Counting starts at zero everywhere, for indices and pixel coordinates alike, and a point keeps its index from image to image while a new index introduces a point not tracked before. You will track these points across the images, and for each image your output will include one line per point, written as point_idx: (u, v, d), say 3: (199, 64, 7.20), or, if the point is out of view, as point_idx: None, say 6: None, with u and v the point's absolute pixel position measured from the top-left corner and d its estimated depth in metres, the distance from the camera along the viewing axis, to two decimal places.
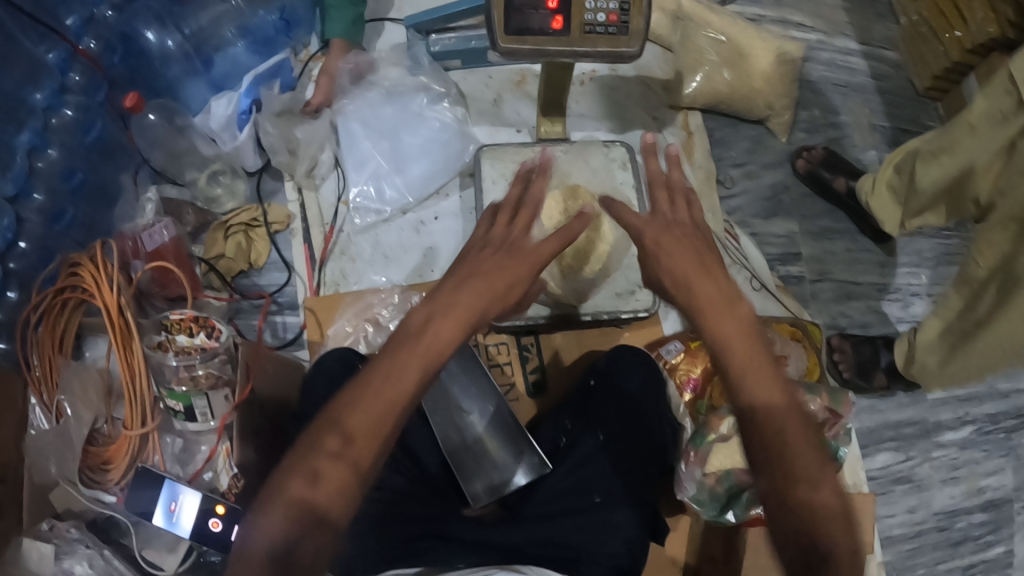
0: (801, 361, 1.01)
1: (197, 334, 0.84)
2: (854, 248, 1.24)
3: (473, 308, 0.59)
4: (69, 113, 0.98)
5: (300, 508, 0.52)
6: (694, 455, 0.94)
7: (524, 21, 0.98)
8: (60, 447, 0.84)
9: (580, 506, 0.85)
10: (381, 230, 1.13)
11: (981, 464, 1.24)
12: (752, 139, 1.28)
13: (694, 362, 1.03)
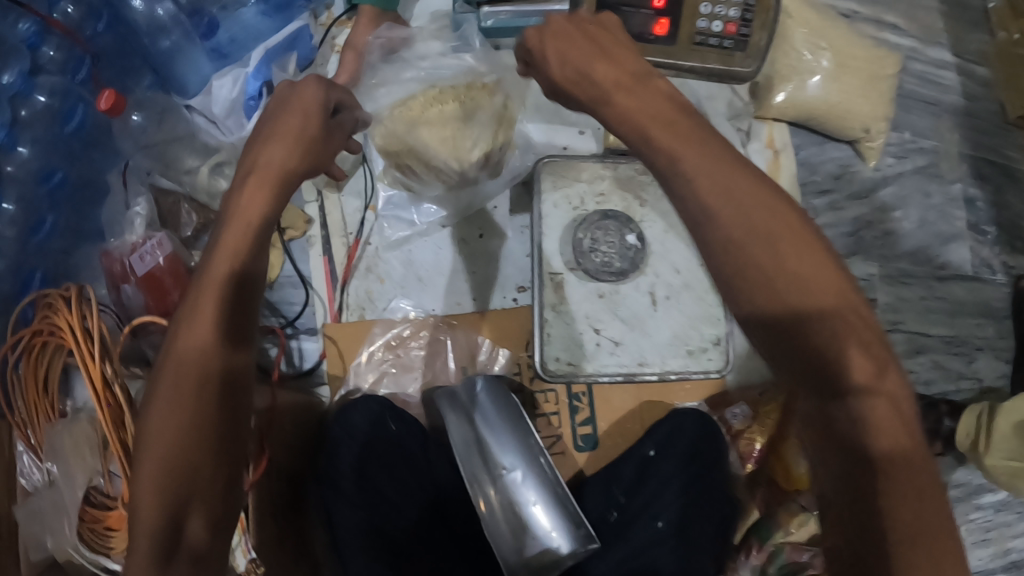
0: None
1: None
2: (926, 297, 1.13)
3: (262, 215, 0.53)
4: (43, 101, 0.82)
5: (162, 512, 0.49)
6: (757, 549, 0.89)
7: (622, 21, 0.79)
8: (57, 511, 0.78)
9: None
10: (415, 247, 0.97)
11: (1014, 527, 1.20)
12: (839, 162, 1.09)
13: (762, 432, 0.91)
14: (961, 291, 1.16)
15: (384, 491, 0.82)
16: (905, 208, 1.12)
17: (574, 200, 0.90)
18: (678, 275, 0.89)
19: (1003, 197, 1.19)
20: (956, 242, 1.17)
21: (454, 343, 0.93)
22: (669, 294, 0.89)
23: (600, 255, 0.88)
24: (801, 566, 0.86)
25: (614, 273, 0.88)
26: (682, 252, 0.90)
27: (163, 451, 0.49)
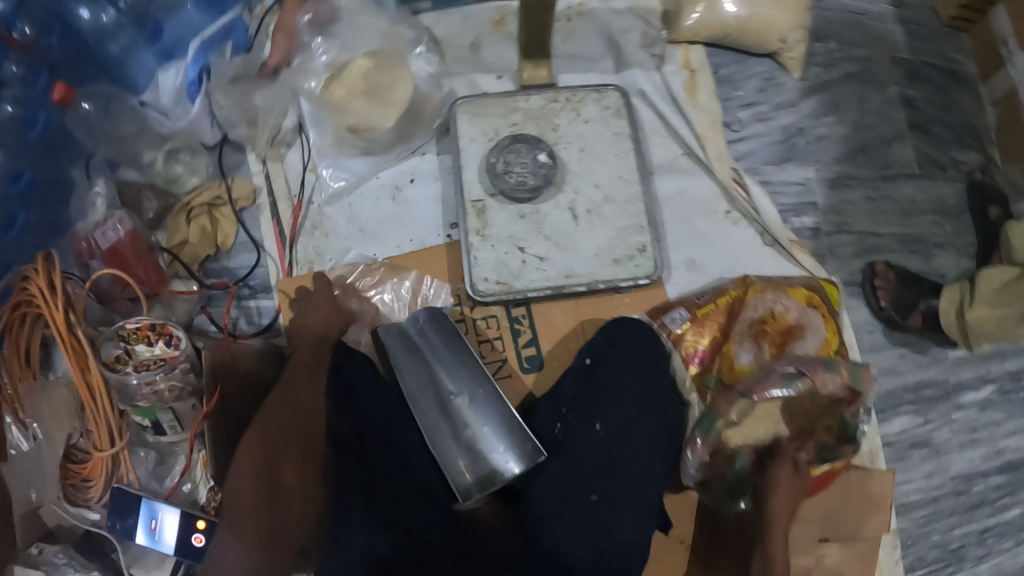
0: (819, 333, 0.90)
1: (155, 343, 0.77)
2: (874, 197, 1.12)
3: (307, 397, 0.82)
4: (9, 108, 0.88)
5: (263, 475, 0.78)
6: (701, 444, 0.85)
7: None
8: (39, 473, 0.83)
9: (581, 508, 0.77)
10: (355, 200, 1.01)
11: (1002, 425, 1.18)
12: (764, 76, 1.10)
13: (701, 332, 0.93)
14: (912, 190, 1.15)
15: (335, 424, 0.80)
16: (840, 110, 1.13)
17: (495, 136, 0.94)
18: (597, 189, 0.92)
19: (948, 97, 1.21)
20: (898, 142, 1.16)
21: (397, 284, 0.98)
22: (591, 208, 0.92)
23: (515, 175, 0.91)
24: (759, 466, 0.86)
25: (532, 192, 0.91)
26: (600, 169, 0.93)
27: (274, 421, 0.80)
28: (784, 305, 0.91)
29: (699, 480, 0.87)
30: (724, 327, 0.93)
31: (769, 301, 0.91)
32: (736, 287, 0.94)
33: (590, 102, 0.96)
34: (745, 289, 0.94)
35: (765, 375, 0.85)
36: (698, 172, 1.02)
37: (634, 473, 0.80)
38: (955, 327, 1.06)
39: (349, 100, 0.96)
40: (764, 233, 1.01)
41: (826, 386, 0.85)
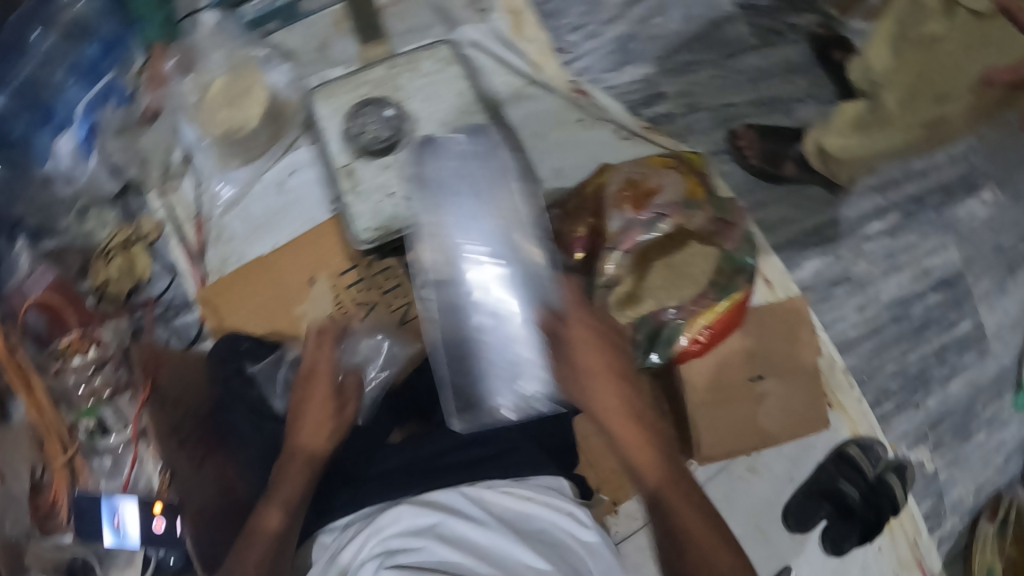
0: (678, 184, 0.95)
1: (87, 350, 0.99)
2: (719, 73, 1.19)
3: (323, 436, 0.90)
4: None
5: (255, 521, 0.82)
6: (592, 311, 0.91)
7: None
8: (9, 504, 0.89)
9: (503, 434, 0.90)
10: (245, 202, 1.09)
11: (921, 246, 1.21)
12: (587, 0, 1.17)
13: (574, 222, 0.97)
14: (756, 60, 1.21)
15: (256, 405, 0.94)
16: (665, 11, 1.21)
17: (345, 108, 1.02)
18: (444, 127, 1.01)
19: None
20: (731, 22, 1.22)
21: (298, 266, 1.05)
22: (444, 144, 1.00)
23: (370, 133, 1.00)
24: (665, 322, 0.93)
25: (389, 145, 1.00)
26: (443, 110, 1.02)
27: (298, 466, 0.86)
28: (640, 172, 0.96)
29: None
30: (595, 212, 0.96)
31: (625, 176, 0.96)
32: (595, 175, 0.99)
33: (424, 59, 1.04)
34: (603, 174, 0.99)
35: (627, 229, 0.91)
36: (542, 95, 1.11)
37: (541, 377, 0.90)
38: (818, 158, 1.11)
39: (213, 108, 1.04)
40: (619, 129, 1.10)
41: (693, 222, 0.94)
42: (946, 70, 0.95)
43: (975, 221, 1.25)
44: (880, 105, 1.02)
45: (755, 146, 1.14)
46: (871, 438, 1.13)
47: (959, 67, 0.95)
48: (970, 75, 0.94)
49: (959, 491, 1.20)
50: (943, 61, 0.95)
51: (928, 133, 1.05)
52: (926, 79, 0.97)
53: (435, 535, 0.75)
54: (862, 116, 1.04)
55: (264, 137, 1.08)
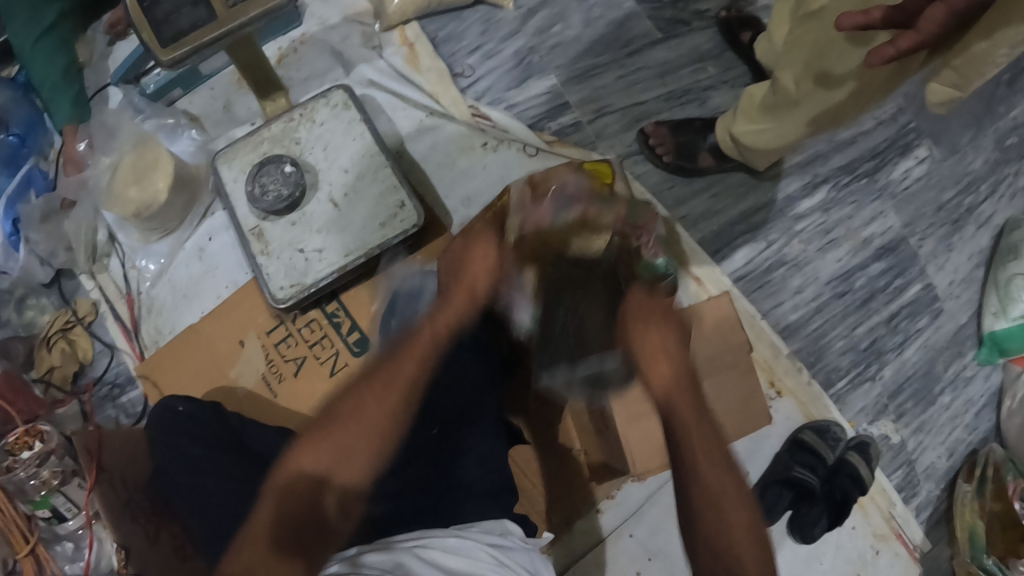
0: None
1: (33, 443, 0.91)
2: (625, 73, 1.17)
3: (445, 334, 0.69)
4: None
5: (303, 503, 0.60)
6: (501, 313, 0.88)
7: (175, 26, 0.91)
8: None
9: (423, 444, 0.84)
10: (170, 272, 1.12)
11: (856, 217, 1.18)
12: (481, 20, 1.18)
13: None
14: (663, 53, 1.19)
15: (190, 450, 0.89)
16: (564, 17, 1.19)
17: (249, 169, 1.02)
18: (346, 174, 1.01)
19: None
20: (633, 18, 1.20)
21: (226, 329, 1.06)
22: (347, 191, 1.01)
23: (272, 192, 0.99)
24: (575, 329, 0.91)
25: (292, 201, 0.99)
26: (343, 156, 1.02)
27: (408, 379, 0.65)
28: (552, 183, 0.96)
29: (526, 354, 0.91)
30: None
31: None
32: None
33: (320, 107, 1.04)
34: None
35: None
36: (443, 124, 1.11)
37: (467, 400, 0.88)
38: (733, 148, 1.05)
39: (125, 188, 1.04)
40: (524, 146, 1.10)
41: None
42: (829, 47, 0.79)
43: (910, 181, 1.21)
44: (777, 89, 0.90)
45: (668, 145, 1.10)
46: (827, 421, 1.10)
47: (841, 42, 0.78)
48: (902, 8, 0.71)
49: (931, 458, 1.17)
50: (823, 38, 0.79)
51: (833, 120, 0.91)
52: (814, 57, 0.82)
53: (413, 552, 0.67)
54: (765, 101, 0.93)
55: (178, 208, 1.08)
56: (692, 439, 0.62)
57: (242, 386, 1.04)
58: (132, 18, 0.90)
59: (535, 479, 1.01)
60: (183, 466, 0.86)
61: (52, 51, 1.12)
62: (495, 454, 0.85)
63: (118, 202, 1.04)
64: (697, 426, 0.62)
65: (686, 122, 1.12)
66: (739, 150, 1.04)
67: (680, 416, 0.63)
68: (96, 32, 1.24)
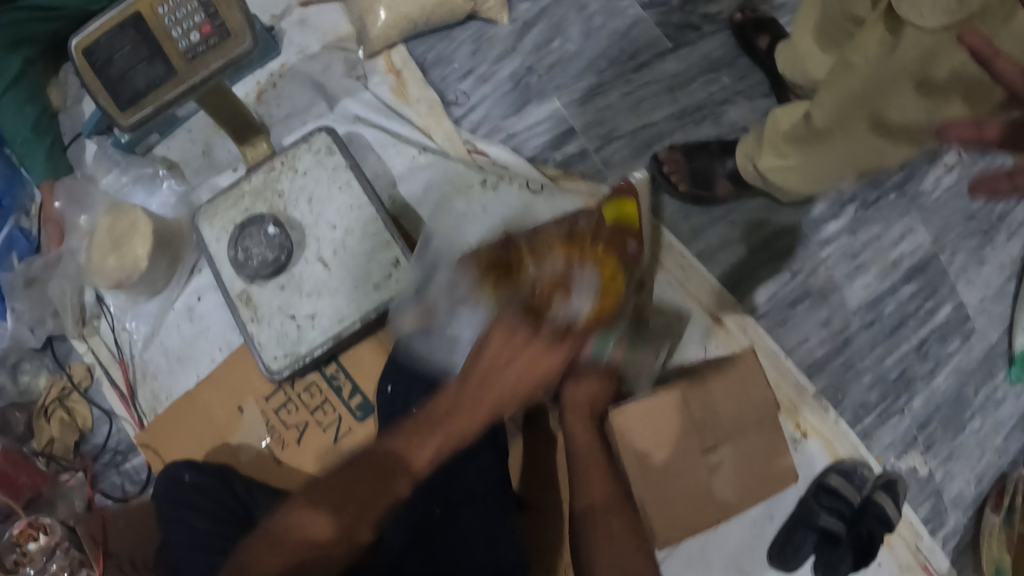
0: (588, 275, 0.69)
1: (37, 537, 0.88)
2: (632, 91, 1.07)
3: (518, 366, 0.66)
4: None
5: (318, 526, 0.61)
6: None
7: (132, 86, 0.85)
8: None
9: (429, 525, 0.82)
10: (162, 335, 1.07)
11: (886, 237, 1.09)
12: (472, 38, 1.08)
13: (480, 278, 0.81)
14: (673, 64, 1.08)
15: (195, 524, 0.87)
16: (562, 31, 1.09)
17: (231, 229, 0.96)
18: (334, 230, 0.94)
19: None
20: (638, 26, 1.09)
21: (223, 394, 1.02)
22: (337, 250, 0.94)
23: (256, 256, 0.92)
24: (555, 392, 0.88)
25: (278, 265, 0.92)
26: (330, 209, 0.95)
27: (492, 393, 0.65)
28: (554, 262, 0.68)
29: None
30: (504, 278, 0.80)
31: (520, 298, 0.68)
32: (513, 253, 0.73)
33: (301, 155, 0.97)
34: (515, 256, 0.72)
35: None
36: (437, 162, 1.03)
37: (473, 480, 0.85)
38: (757, 178, 0.96)
39: (103, 257, 0.98)
40: (528, 182, 1.01)
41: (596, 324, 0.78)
42: (877, 96, 0.74)
43: (941, 190, 1.11)
44: (809, 127, 0.82)
45: (683, 172, 1.02)
46: (853, 460, 1.05)
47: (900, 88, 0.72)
48: (958, 65, 0.68)
49: (959, 485, 1.11)
50: (868, 89, 0.73)
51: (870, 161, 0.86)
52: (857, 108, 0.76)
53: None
54: (794, 135, 0.85)
55: (163, 267, 1.02)
56: (585, 453, 0.76)
57: (244, 453, 1.00)
58: (85, 81, 0.84)
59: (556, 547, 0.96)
60: (186, 539, 0.86)
61: (19, 103, 1.09)
62: (500, 536, 0.82)
63: (98, 270, 0.98)
64: (584, 439, 0.77)
65: (702, 144, 1.02)
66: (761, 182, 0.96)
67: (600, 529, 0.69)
68: (68, 74, 1.19)
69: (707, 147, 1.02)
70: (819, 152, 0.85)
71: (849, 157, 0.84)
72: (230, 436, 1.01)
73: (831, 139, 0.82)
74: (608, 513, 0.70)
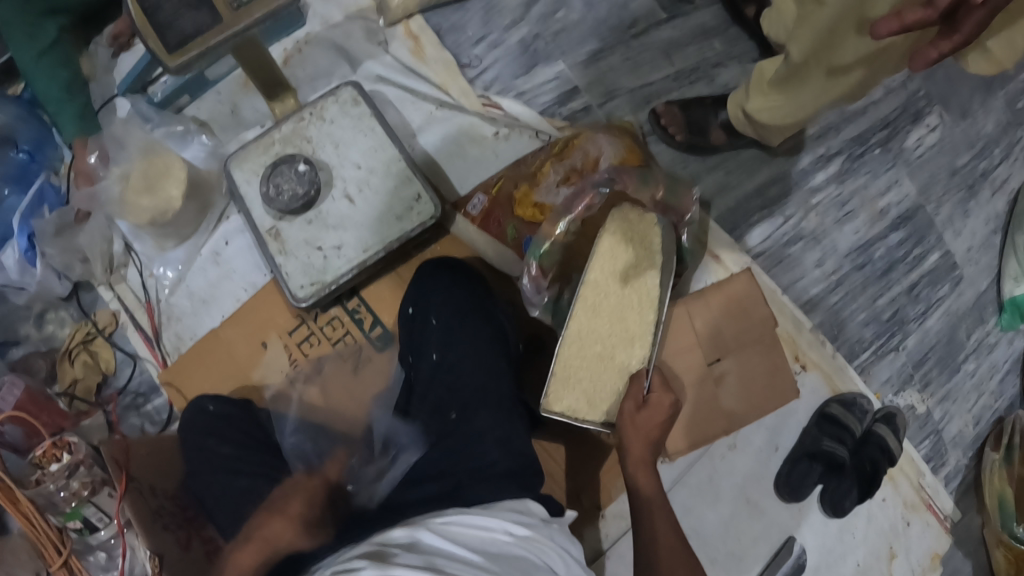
0: (614, 151, 0.95)
1: (61, 456, 0.95)
2: (630, 55, 1.16)
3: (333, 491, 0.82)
4: None
5: None
6: (537, 270, 0.87)
7: (179, 31, 0.92)
8: None
9: (442, 430, 0.84)
10: (189, 279, 1.12)
11: (872, 187, 1.17)
12: (483, 8, 1.16)
13: (495, 202, 0.97)
14: (668, 32, 1.18)
15: (218, 449, 0.88)
16: (566, 2, 1.18)
17: (261, 171, 1.02)
18: (359, 169, 1.01)
19: None
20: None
21: (247, 330, 1.06)
22: (361, 187, 1.00)
23: (286, 192, 0.98)
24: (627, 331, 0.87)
25: (307, 200, 0.99)
26: (355, 151, 1.01)
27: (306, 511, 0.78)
28: (582, 151, 0.95)
29: (544, 307, 0.91)
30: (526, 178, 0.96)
31: (565, 164, 0.95)
32: (559, 144, 0.98)
33: (328, 105, 1.03)
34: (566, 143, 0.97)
35: (579, 192, 0.87)
36: (454, 115, 1.11)
37: (475, 383, 0.85)
38: (748, 125, 1.05)
39: (137, 198, 1.03)
40: (537, 133, 1.10)
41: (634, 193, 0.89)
42: (832, 36, 0.84)
43: (924, 148, 1.20)
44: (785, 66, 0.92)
45: (678, 121, 1.10)
46: (852, 393, 1.10)
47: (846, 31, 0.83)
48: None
49: (958, 426, 1.16)
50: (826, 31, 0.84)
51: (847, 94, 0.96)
52: (819, 47, 0.86)
53: (376, 541, 0.67)
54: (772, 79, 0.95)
55: (192, 213, 1.08)
56: (665, 544, 0.72)
57: (267, 386, 1.04)
58: (136, 26, 0.91)
59: (563, 462, 1.02)
60: (206, 463, 0.88)
61: (54, 66, 1.14)
62: (512, 435, 0.82)
63: (128, 207, 1.03)
64: (667, 535, 0.73)
65: (697, 97, 1.10)
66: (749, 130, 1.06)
67: (647, 511, 0.75)
68: (98, 45, 1.24)
69: (701, 99, 1.10)
70: (798, 97, 0.95)
71: (823, 96, 0.94)
72: (252, 369, 1.05)
73: (803, 80, 0.92)
74: (640, 490, 0.77)
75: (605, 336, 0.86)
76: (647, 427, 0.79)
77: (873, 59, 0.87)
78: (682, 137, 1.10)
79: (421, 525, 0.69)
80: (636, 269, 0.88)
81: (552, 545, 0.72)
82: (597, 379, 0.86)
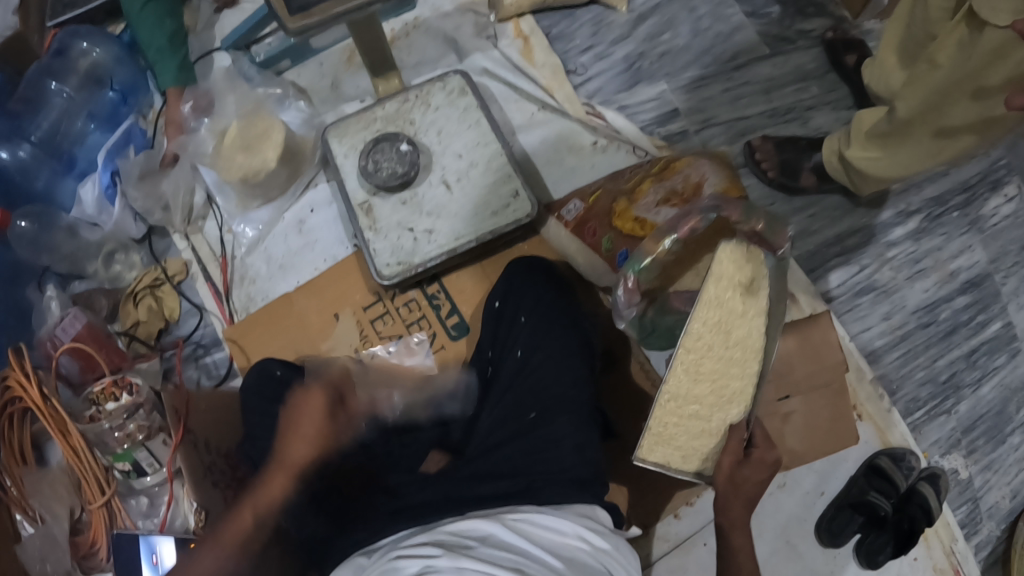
0: (717, 178, 0.96)
1: (121, 396, 0.93)
2: (730, 86, 1.18)
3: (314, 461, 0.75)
4: None
5: None
6: (633, 282, 0.87)
7: None
8: (50, 548, 0.92)
9: (519, 428, 0.83)
10: (268, 242, 1.13)
11: (945, 250, 1.19)
12: (592, 20, 1.19)
13: (593, 214, 1.00)
14: (768, 68, 1.19)
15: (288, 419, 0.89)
16: (674, 25, 1.20)
17: (360, 145, 1.02)
18: (460, 159, 1.01)
19: None
20: (740, 31, 1.20)
21: (323, 299, 1.07)
22: (460, 176, 1.01)
23: (386, 169, 0.99)
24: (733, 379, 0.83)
25: (404, 178, 0.99)
26: (458, 140, 1.02)
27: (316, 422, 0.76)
28: (683, 176, 0.97)
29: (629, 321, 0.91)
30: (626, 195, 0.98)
31: (665, 186, 0.96)
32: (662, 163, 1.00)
33: (435, 91, 1.04)
34: (668, 165, 0.99)
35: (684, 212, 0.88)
36: (555, 120, 1.12)
37: (558, 388, 0.85)
38: (841, 171, 1.05)
39: (232, 154, 1.04)
40: (634, 149, 1.10)
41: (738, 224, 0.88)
42: (947, 98, 0.84)
43: (1000, 218, 1.21)
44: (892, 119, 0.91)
45: (773, 158, 1.12)
46: (902, 448, 1.10)
47: (960, 95, 0.83)
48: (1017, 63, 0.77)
49: (995, 497, 1.15)
50: (943, 91, 0.84)
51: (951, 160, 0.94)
52: (931, 107, 0.86)
53: (442, 531, 0.70)
54: (874, 132, 0.95)
55: (283, 176, 1.09)
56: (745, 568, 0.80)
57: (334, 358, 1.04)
58: None
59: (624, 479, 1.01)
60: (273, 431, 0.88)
61: (159, 17, 1.13)
62: (590, 442, 0.81)
63: (222, 162, 1.04)
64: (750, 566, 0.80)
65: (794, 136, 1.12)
66: (845, 181, 1.06)
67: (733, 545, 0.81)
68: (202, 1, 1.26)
69: (796, 139, 1.12)
70: (901, 157, 0.94)
71: (926, 160, 0.93)
72: (323, 338, 1.05)
73: (907, 138, 0.91)
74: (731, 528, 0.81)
75: (704, 397, 0.83)
76: (744, 484, 0.81)
77: (984, 128, 0.86)
78: (772, 175, 1.12)
79: (493, 520, 0.70)
80: (738, 323, 0.84)
81: (619, 556, 0.73)
82: (688, 432, 0.82)
